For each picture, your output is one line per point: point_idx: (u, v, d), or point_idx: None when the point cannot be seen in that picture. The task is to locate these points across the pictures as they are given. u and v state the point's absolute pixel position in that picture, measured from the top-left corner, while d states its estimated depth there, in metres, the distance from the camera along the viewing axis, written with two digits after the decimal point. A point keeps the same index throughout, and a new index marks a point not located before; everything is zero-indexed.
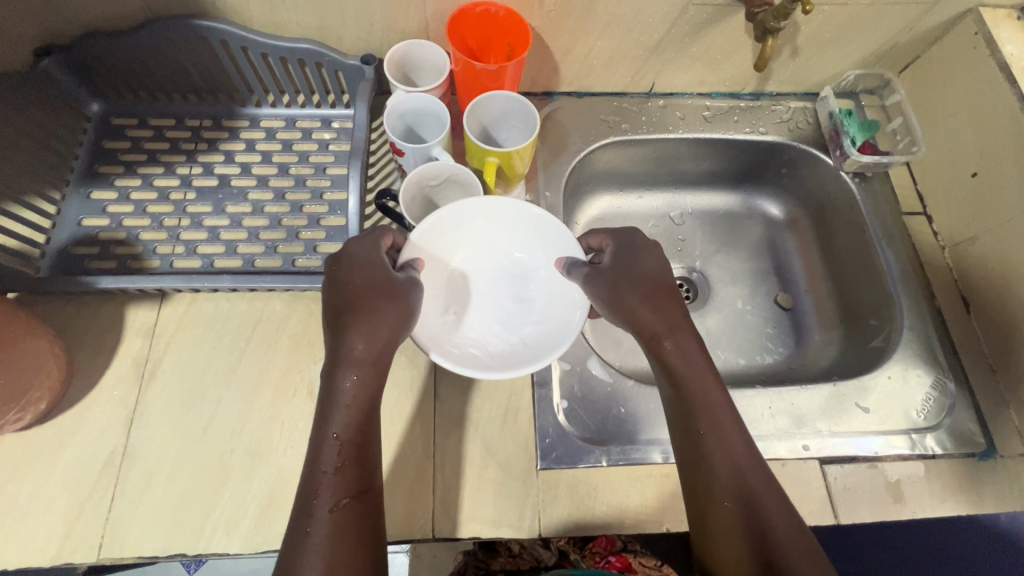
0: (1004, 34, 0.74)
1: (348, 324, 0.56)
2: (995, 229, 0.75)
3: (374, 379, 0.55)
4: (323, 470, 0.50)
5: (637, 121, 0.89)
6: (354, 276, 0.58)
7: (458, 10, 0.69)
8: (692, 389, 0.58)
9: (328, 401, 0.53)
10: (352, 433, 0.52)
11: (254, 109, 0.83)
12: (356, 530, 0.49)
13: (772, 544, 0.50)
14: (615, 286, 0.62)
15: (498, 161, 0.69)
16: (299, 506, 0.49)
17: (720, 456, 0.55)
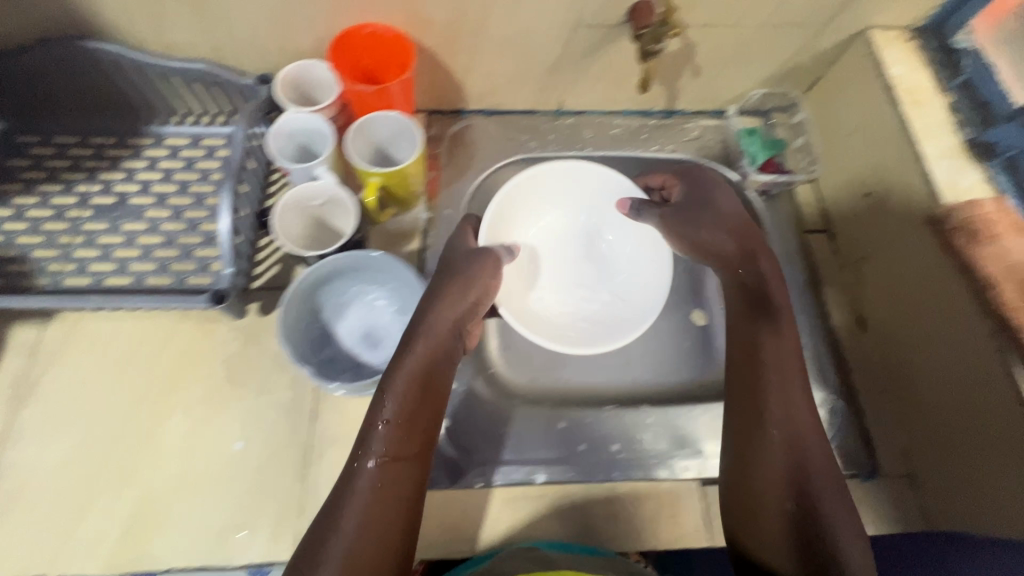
0: (891, 57, 0.75)
1: (420, 339, 0.62)
2: (881, 249, 0.74)
3: (430, 390, 0.61)
4: (376, 458, 0.56)
5: (546, 140, 0.90)
6: (473, 290, 0.66)
7: (345, 32, 0.70)
8: (761, 362, 0.65)
9: (428, 403, 0.60)
10: (405, 434, 0.58)
11: (159, 128, 0.83)
12: (405, 511, 0.54)
13: (829, 508, 0.57)
14: (699, 238, 0.73)
15: (381, 180, 0.69)
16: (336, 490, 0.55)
17: (793, 424, 0.61)
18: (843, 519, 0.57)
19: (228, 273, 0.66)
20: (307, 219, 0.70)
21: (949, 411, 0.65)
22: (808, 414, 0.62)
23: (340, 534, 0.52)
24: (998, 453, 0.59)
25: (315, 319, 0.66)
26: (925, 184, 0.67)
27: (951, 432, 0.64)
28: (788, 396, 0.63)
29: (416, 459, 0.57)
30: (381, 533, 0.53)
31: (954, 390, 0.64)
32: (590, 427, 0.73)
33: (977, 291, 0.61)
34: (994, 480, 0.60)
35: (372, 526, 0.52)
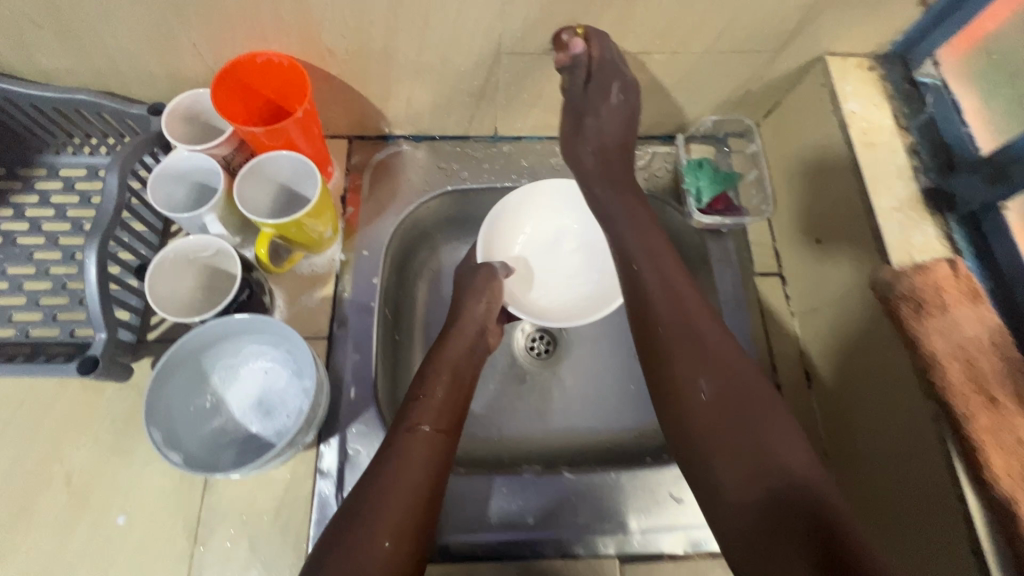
0: (848, 89, 0.68)
1: (451, 340, 0.70)
2: (830, 303, 0.69)
3: (458, 379, 0.68)
4: (413, 425, 0.61)
5: (479, 168, 0.82)
6: (484, 292, 0.73)
7: (234, 60, 0.62)
8: (666, 312, 0.59)
9: (444, 386, 0.66)
10: (443, 408, 0.64)
11: (52, 157, 0.76)
12: (433, 473, 0.58)
13: (766, 426, 0.52)
14: (604, 209, 0.69)
15: (274, 231, 0.64)
16: (383, 453, 0.58)
17: (703, 368, 0.55)
18: (781, 444, 0.51)
19: (101, 338, 0.60)
20: (194, 274, 0.64)
21: (885, 459, 0.60)
22: (723, 356, 0.56)
23: (395, 512, 0.54)
24: (932, 501, 0.54)
25: (201, 388, 0.61)
26: (875, 241, 0.61)
27: (887, 477, 0.60)
28: (686, 327, 0.58)
29: (440, 432, 0.62)
30: (413, 492, 0.56)
31: (882, 413, 0.61)
32: (504, 494, 0.66)
33: (921, 369, 0.54)
34: (928, 535, 0.55)
35: (402, 481, 0.56)
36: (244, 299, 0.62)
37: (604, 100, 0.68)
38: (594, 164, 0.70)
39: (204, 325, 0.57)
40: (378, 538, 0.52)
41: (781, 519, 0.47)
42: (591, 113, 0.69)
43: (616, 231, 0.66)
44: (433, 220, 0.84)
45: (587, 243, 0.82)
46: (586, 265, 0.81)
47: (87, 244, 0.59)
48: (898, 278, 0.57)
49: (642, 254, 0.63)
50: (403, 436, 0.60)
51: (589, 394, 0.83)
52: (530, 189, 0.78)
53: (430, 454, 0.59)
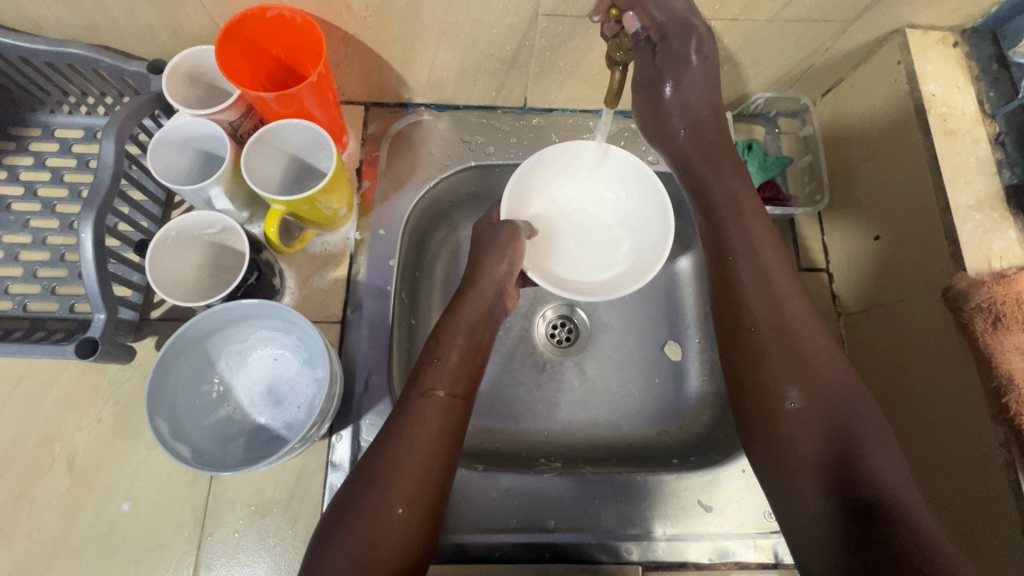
0: (929, 68, 0.60)
1: (466, 305, 0.62)
2: (888, 306, 0.63)
3: (474, 344, 0.60)
4: (428, 391, 0.55)
5: (505, 143, 0.76)
6: (507, 251, 0.62)
7: (240, 14, 0.55)
8: (758, 303, 0.55)
9: (460, 351, 0.59)
10: (459, 372, 0.58)
11: (46, 116, 0.71)
12: (450, 441, 0.53)
13: (862, 437, 0.48)
14: (703, 187, 0.61)
15: (285, 208, 0.59)
16: (397, 419, 0.53)
17: (795, 366, 0.52)
18: (877, 457, 0.47)
19: (100, 319, 0.56)
20: (198, 252, 0.60)
21: (938, 457, 0.56)
22: (818, 357, 0.52)
23: (402, 489, 0.49)
24: (992, 499, 0.50)
25: (209, 373, 0.57)
26: (949, 243, 0.55)
27: (936, 467, 0.56)
28: (780, 323, 0.54)
29: (455, 399, 0.56)
30: (427, 464, 0.51)
31: (946, 405, 0.55)
32: (525, 497, 0.62)
33: (994, 390, 0.50)
34: (979, 530, 0.52)
35: (417, 452, 0.51)
36: (251, 282, 0.57)
37: (685, 65, 0.56)
38: (687, 135, 0.61)
39: (213, 309, 0.53)
40: (393, 511, 0.48)
41: (858, 535, 0.44)
42: (673, 79, 0.57)
43: (711, 216, 0.60)
44: (454, 196, 0.78)
45: (619, 214, 0.69)
46: (618, 238, 0.68)
47: (82, 217, 0.54)
48: (975, 287, 0.51)
49: (734, 249, 0.58)
50: (415, 402, 0.54)
51: (612, 388, 0.76)
52: (553, 153, 0.65)
53: (448, 426, 0.54)
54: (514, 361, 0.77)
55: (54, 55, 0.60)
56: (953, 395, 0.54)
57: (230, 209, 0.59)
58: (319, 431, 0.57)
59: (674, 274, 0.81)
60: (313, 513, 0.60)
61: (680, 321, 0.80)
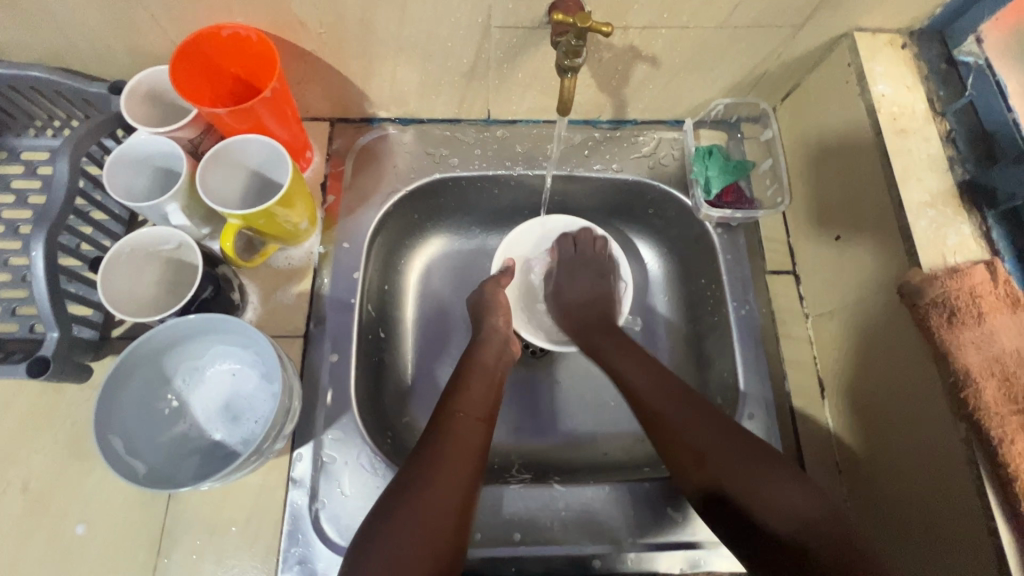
0: (878, 68, 0.61)
1: (483, 343, 0.68)
2: (850, 306, 0.63)
3: (494, 382, 0.64)
4: (454, 411, 0.59)
5: (469, 155, 0.76)
6: (501, 307, 0.71)
7: (196, 33, 0.56)
8: (672, 402, 0.59)
9: (478, 377, 0.64)
10: (484, 398, 0.62)
11: (13, 139, 0.71)
12: (476, 461, 0.55)
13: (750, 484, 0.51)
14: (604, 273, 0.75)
15: (242, 222, 0.59)
16: (429, 437, 0.56)
17: (689, 425, 0.57)
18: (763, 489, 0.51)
19: (53, 337, 0.55)
20: (155, 269, 0.59)
21: (901, 465, 0.56)
22: (649, 389, 0.61)
23: (420, 501, 0.50)
24: (946, 487, 0.50)
25: (163, 390, 0.56)
26: (904, 241, 0.55)
27: (894, 475, 0.57)
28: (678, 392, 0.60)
29: (479, 420, 0.60)
30: (448, 490, 0.52)
31: (893, 398, 0.57)
32: (492, 511, 0.62)
33: (953, 386, 0.49)
34: (949, 539, 0.50)
35: (443, 469, 0.53)
36: (206, 297, 0.58)
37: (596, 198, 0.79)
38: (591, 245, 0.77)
39: (165, 324, 0.53)
40: (409, 532, 0.48)
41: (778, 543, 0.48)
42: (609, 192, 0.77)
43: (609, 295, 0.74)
44: (422, 210, 0.78)
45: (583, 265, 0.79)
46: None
47: (34, 236, 0.54)
48: (929, 282, 0.51)
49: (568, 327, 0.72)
50: (439, 424, 0.58)
51: (586, 397, 0.76)
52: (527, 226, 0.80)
53: (468, 448, 0.56)
54: None
55: (16, 78, 0.61)
56: (899, 380, 0.56)
57: (188, 225, 0.60)
58: (275, 446, 0.56)
59: (645, 282, 0.81)
60: (272, 531, 0.58)
61: (652, 327, 0.79)
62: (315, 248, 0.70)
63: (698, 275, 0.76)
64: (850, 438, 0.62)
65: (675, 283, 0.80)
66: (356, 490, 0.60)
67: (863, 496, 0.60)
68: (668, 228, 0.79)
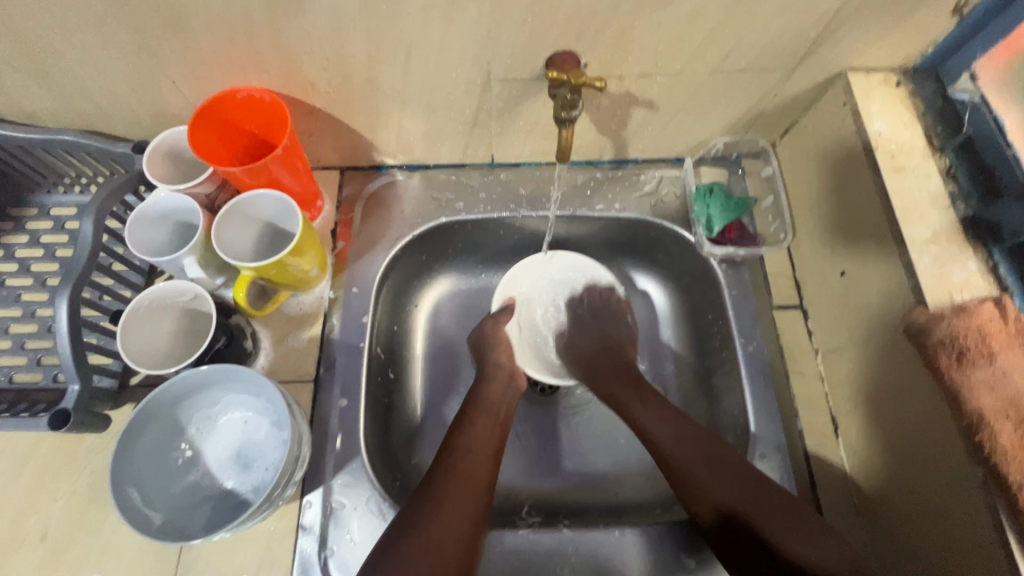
0: (873, 107, 0.62)
1: (486, 380, 0.69)
2: (858, 342, 0.62)
3: (497, 417, 0.65)
4: (456, 450, 0.60)
5: (474, 198, 0.78)
6: (501, 342, 0.72)
7: (214, 97, 0.60)
8: (685, 446, 0.60)
9: (484, 414, 0.65)
10: (488, 435, 0.63)
11: (43, 197, 0.75)
12: (479, 500, 0.56)
13: (773, 525, 0.53)
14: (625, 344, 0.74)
15: (254, 273, 0.61)
16: (431, 480, 0.57)
17: (695, 455, 0.59)
18: (782, 526, 0.52)
19: (74, 390, 0.57)
20: (172, 320, 0.62)
21: (919, 511, 0.54)
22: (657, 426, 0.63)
23: (419, 542, 0.51)
24: (967, 534, 0.49)
25: (176, 439, 0.58)
26: (909, 278, 0.55)
27: (910, 520, 0.56)
28: (692, 433, 0.61)
29: (488, 457, 0.61)
30: (442, 533, 0.52)
31: (911, 440, 0.55)
32: (500, 557, 0.62)
33: (966, 428, 0.48)
34: None
35: (445, 507, 0.54)
36: (220, 346, 0.60)
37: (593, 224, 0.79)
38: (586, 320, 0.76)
39: (178, 376, 0.54)
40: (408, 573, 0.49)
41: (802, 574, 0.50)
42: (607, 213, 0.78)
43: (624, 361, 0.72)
44: (430, 252, 0.80)
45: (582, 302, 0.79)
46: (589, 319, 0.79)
47: (59, 292, 0.57)
48: (935, 322, 0.50)
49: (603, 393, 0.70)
50: (445, 460, 0.59)
51: (596, 436, 0.75)
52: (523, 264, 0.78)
53: (470, 490, 0.57)
54: None
55: (48, 142, 0.65)
56: (916, 423, 0.55)
57: (203, 277, 0.62)
58: (285, 493, 0.57)
59: (652, 318, 0.81)
60: None
61: (660, 363, 0.79)
62: (324, 294, 0.71)
63: (704, 311, 0.76)
64: (867, 478, 0.61)
65: (682, 319, 0.80)
66: (365, 536, 0.61)
67: (883, 541, 0.59)
68: (674, 263, 0.79)
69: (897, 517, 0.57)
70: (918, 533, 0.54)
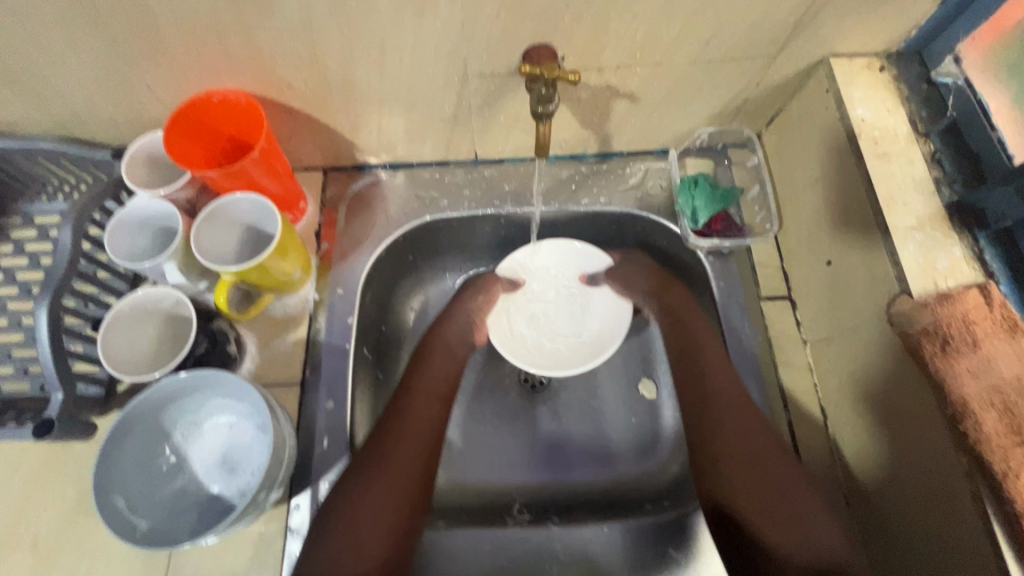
0: (857, 93, 0.61)
1: (451, 321, 0.72)
2: (845, 332, 0.62)
3: (451, 372, 0.68)
4: (407, 406, 0.62)
5: (459, 195, 0.77)
6: (484, 292, 0.74)
7: (189, 101, 0.59)
8: (756, 437, 0.60)
9: (440, 358, 0.68)
10: (436, 394, 0.65)
11: (26, 206, 0.74)
12: (426, 456, 0.60)
13: (786, 524, 0.55)
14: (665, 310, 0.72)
15: (234, 277, 0.61)
16: (377, 436, 0.60)
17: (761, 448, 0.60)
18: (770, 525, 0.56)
19: (58, 398, 0.57)
20: (155, 326, 0.62)
21: (907, 504, 0.54)
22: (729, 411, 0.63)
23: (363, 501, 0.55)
24: (954, 526, 0.49)
25: (161, 445, 0.58)
26: (893, 267, 0.54)
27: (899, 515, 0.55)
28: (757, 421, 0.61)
29: (418, 457, 0.59)
30: (392, 490, 0.56)
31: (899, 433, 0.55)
32: (489, 555, 0.61)
33: (951, 417, 0.47)
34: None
35: (395, 469, 0.57)
36: (200, 352, 0.61)
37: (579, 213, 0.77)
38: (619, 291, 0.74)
39: (155, 385, 0.54)
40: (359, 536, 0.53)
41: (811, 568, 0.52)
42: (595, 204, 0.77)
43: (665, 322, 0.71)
44: (416, 250, 0.79)
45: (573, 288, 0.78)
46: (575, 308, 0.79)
47: (38, 301, 0.57)
48: (919, 311, 0.50)
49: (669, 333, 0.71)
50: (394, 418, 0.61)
51: (587, 431, 0.75)
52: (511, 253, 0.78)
53: (417, 448, 0.60)
54: (487, 410, 0.76)
55: (27, 151, 0.64)
56: (903, 413, 0.54)
57: (184, 281, 0.62)
58: (270, 497, 0.57)
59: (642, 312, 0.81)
60: None
61: (650, 357, 0.78)
62: (309, 297, 0.71)
63: (693, 303, 0.75)
64: (857, 469, 0.60)
65: None
66: None
67: (873, 531, 0.58)
68: (662, 256, 0.79)
69: (887, 508, 0.56)
70: (907, 524, 0.54)
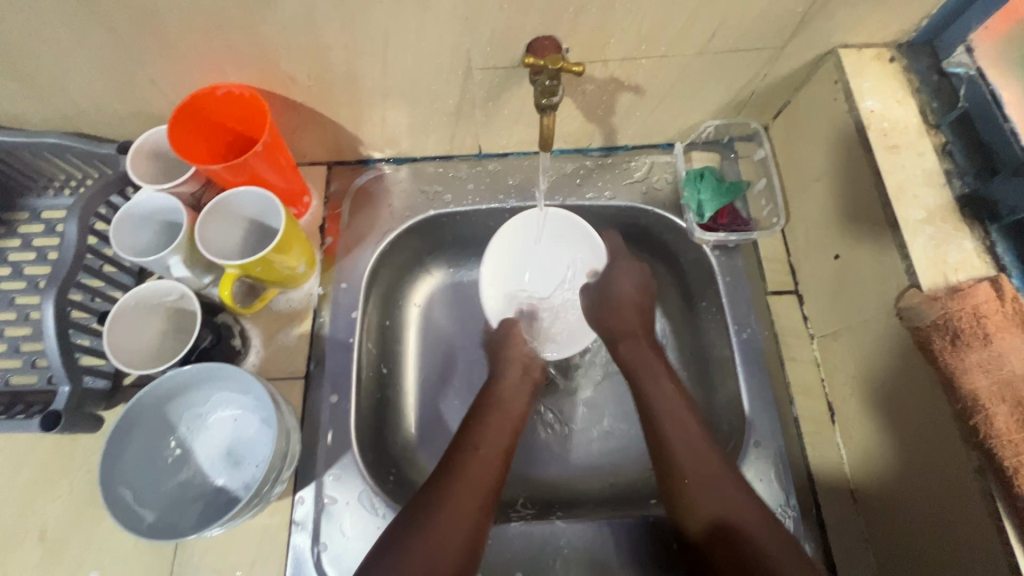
0: (866, 85, 0.60)
1: (501, 377, 0.69)
2: (852, 326, 0.61)
3: (512, 414, 0.65)
4: (473, 447, 0.60)
5: (463, 190, 0.77)
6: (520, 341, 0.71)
7: (193, 94, 0.59)
8: (684, 437, 0.59)
9: (499, 413, 0.64)
10: (500, 433, 0.62)
11: (33, 200, 0.75)
12: (489, 496, 0.56)
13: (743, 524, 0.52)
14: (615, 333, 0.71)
15: (238, 271, 0.61)
16: (442, 476, 0.57)
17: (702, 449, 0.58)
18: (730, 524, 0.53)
19: (64, 391, 0.57)
20: (160, 319, 0.62)
21: (917, 503, 0.53)
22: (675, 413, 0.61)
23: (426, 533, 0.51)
24: (965, 525, 0.48)
25: (166, 437, 0.58)
26: (902, 260, 0.53)
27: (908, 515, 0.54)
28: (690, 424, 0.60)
29: (481, 497, 0.56)
30: (451, 529, 0.52)
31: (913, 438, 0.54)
32: (493, 549, 0.61)
33: (961, 413, 0.47)
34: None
35: (456, 502, 0.54)
36: (206, 345, 0.62)
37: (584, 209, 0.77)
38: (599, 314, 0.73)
39: (162, 376, 0.54)
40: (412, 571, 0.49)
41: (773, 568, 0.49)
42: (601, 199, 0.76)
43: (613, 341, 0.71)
44: (420, 245, 0.79)
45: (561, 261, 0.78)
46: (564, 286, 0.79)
47: (45, 295, 0.57)
48: (928, 304, 0.49)
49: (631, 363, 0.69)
50: (460, 456, 0.59)
51: (591, 426, 0.75)
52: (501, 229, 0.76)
53: (480, 485, 0.56)
54: None
55: (33, 146, 0.65)
56: (912, 410, 0.53)
57: (189, 276, 0.62)
58: (275, 489, 0.57)
59: None
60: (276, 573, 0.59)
61: None
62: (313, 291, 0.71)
63: (698, 298, 0.75)
64: (864, 465, 0.60)
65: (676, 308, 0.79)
66: (357, 531, 0.61)
67: (880, 528, 0.58)
68: (667, 251, 0.78)
69: (894, 505, 0.56)
70: (915, 523, 0.53)
